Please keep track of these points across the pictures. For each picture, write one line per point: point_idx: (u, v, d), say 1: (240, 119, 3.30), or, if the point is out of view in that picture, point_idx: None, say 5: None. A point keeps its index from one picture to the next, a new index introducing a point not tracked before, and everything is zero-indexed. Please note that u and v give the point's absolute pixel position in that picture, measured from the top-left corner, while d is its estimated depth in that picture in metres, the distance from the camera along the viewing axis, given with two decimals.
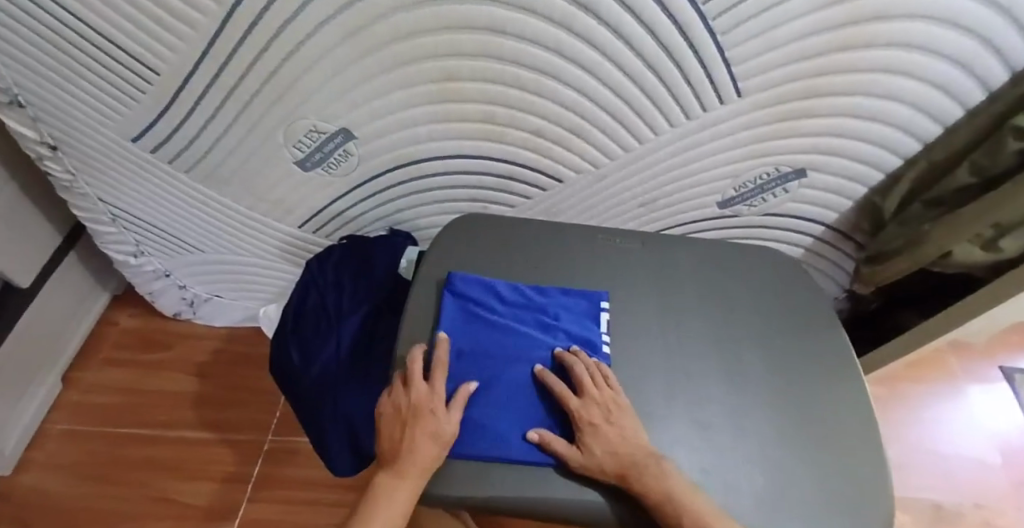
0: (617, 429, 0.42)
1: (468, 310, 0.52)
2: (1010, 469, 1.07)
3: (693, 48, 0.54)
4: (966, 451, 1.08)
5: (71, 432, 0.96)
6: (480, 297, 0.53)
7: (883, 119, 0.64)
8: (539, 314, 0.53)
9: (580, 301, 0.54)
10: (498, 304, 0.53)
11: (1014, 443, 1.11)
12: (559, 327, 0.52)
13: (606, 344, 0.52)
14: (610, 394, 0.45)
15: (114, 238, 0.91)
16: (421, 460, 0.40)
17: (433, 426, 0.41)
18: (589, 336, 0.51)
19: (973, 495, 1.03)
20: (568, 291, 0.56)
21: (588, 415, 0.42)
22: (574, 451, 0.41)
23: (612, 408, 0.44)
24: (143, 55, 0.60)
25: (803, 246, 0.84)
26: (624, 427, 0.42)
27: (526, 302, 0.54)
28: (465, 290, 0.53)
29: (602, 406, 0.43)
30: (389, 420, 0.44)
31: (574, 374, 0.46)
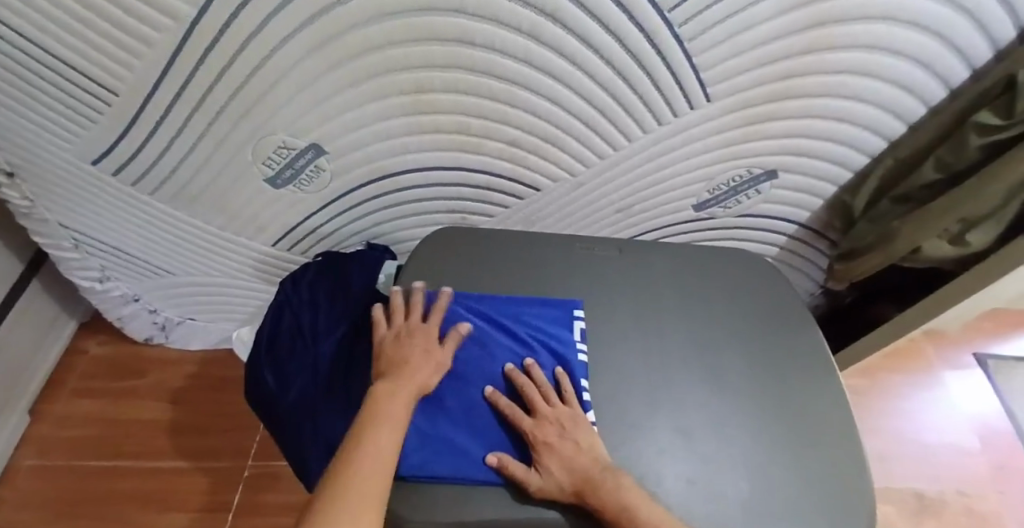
0: (571, 445, 0.41)
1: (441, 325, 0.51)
2: (987, 453, 1.09)
3: (662, 54, 0.55)
4: (945, 438, 1.10)
5: (39, 468, 0.92)
6: (454, 312, 0.52)
7: (850, 119, 0.65)
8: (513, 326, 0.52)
9: (553, 311, 0.54)
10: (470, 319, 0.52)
11: (990, 428, 1.13)
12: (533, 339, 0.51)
13: (582, 354, 0.51)
14: (564, 411, 0.44)
15: (78, 264, 0.87)
16: (420, 375, 0.44)
17: (435, 349, 0.47)
18: (564, 346, 0.51)
19: (953, 482, 1.05)
20: (542, 301, 0.55)
21: (542, 434, 0.42)
22: (531, 474, 0.40)
23: (567, 423, 0.43)
24: (100, 75, 0.58)
25: (778, 245, 0.85)
26: (578, 442, 0.42)
27: (500, 315, 0.53)
28: (440, 304, 0.52)
29: (555, 423, 0.43)
30: (385, 346, 0.48)
31: (527, 395, 0.46)
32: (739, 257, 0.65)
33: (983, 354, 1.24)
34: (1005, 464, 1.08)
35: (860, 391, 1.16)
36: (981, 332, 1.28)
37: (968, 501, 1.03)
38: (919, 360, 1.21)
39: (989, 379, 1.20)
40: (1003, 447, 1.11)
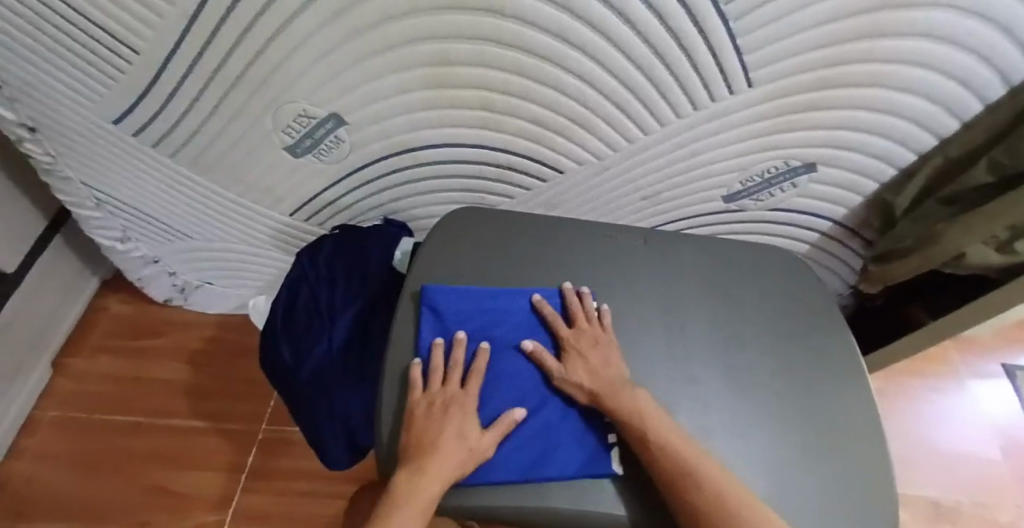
0: (595, 357, 0.46)
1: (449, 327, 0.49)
2: (1009, 466, 1.06)
3: (703, 34, 0.51)
4: (965, 448, 1.07)
5: (63, 420, 0.95)
6: (461, 310, 0.50)
7: (900, 112, 0.61)
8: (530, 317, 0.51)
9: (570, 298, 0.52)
10: (481, 312, 0.50)
11: (1013, 440, 1.10)
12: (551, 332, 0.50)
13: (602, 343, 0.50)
14: (601, 331, 0.49)
15: (100, 223, 0.88)
16: (451, 462, 0.40)
17: (472, 433, 0.42)
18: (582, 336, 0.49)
19: (970, 492, 1.02)
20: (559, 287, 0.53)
21: (576, 341, 0.47)
22: (558, 366, 0.46)
23: (595, 341, 0.48)
24: (119, 33, 0.57)
25: (808, 243, 0.82)
26: (607, 355, 0.47)
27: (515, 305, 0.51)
28: (443, 305, 0.50)
29: (590, 336, 0.48)
30: (421, 416, 0.43)
31: (570, 309, 0.51)
32: (769, 253, 0.62)
33: (1012, 364, 1.20)
34: None
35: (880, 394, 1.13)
36: (1013, 339, 1.23)
37: (984, 512, 1.01)
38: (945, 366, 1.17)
39: (1017, 390, 1.16)
40: None
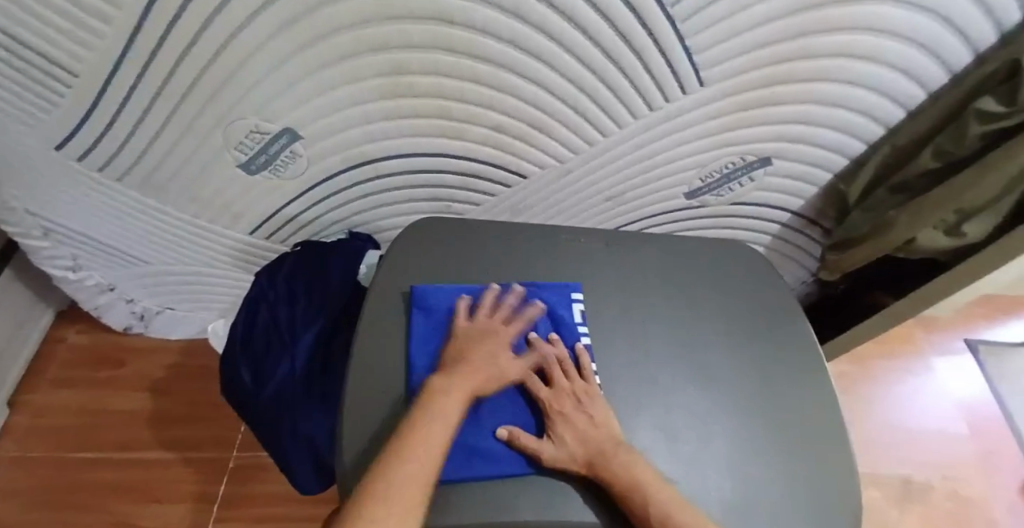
0: (585, 418, 0.43)
1: (440, 325, 0.49)
2: (974, 439, 1.10)
3: (654, 35, 0.52)
4: (933, 425, 1.11)
5: (19, 460, 0.90)
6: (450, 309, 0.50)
7: (847, 104, 0.62)
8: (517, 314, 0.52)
9: (552, 295, 0.53)
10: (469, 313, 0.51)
11: (978, 414, 1.14)
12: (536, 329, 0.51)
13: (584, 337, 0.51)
14: (583, 385, 0.46)
15: (49, 253, 0.84)
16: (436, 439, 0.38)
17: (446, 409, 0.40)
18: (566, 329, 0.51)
19: (939, 468, 1.06)
20: (541, 287, 0.54)
21: (557, 403, 0.44)
22: (545, 443, 0.41)
23: (584, 397, 0.45)
24: (55, 55, 0.54)
25: (769, 235, 0.83)
26: (593, 416, 0.43)
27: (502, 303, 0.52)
28: (433, 303, 0.50)
29: (572, 395, 0.45)
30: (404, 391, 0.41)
31: (546, 365, 0.47)
32: (729, 247, 0.63)
33: (973, 340, 1.24)
34: (991, 450, 1.09)
35: (849, 376, 1.16)
36: (971, 317, 1.28)
37: (953, 488, 1.04)
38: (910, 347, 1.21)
39: (979, 366, 1.21)
40: (990, 433, 1.11)
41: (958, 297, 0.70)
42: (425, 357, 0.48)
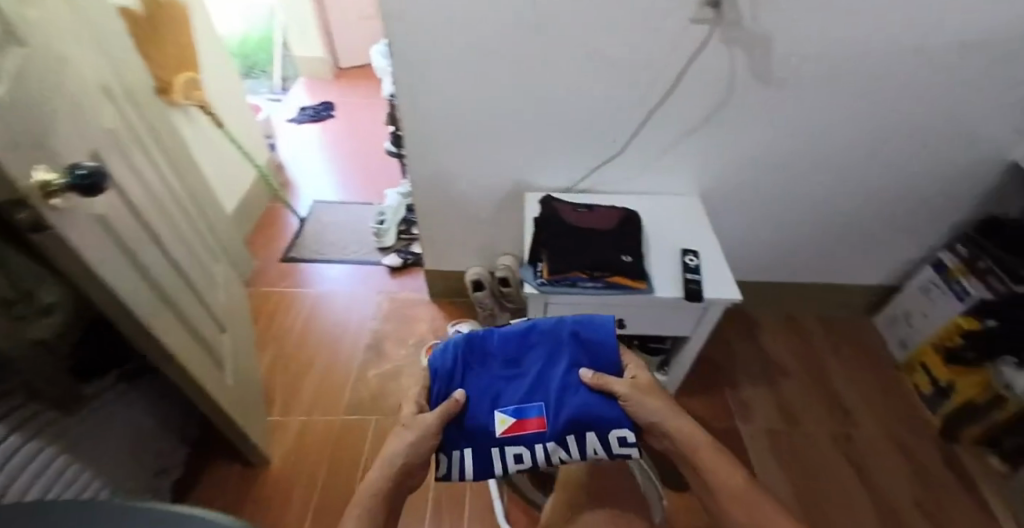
0: (647, 419, 0.59)
1: (519, 344, 0.66)
2: (353, 286, 1.45)
3: None
4: (339, 309, 1.40)
5: None
6: (508, 349, 0.66)
7: None
8: (517, 350, 0.65)
9: (492, 340, 0.66)
10: (513, 336, 0.66)
11: (338, 275, 1.49)
12: (533, 345, 0.66)
13: (516, 346, 0.65)
14: (659, 397, 0.61)
15: None
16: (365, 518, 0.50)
17: (392, 506, 0.54)
18: (518, 348, 0.65)
19: (368, 316, 1.38)
20: (494, 333, 0.67)
21: (642, 403, 0.60)
22: (642, 409, 0.59)
23: (669, 412, 0.59)
24: None
25: (2, 470, 0.63)
26: (669, 421, 0.58)
27: (515, 337, 0.66)
28: (494, 341, 0.66)
29: (650, 404, 0.60)
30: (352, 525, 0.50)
31: (613, 380, 0.61)
32: None
33: (286, 255, 1.54)
34: (362, 279, 1.48)
35: (277, 360, 1.28)
36: (269, 246, 1.56)
37: (382, 313, 1.38)
38: (277, 302, 1.42)
39: (305, 261, 1.53)
40: (352, 274, 1.49)
41: (160, 307, 0.78)
42: (480, 444, 0.60)
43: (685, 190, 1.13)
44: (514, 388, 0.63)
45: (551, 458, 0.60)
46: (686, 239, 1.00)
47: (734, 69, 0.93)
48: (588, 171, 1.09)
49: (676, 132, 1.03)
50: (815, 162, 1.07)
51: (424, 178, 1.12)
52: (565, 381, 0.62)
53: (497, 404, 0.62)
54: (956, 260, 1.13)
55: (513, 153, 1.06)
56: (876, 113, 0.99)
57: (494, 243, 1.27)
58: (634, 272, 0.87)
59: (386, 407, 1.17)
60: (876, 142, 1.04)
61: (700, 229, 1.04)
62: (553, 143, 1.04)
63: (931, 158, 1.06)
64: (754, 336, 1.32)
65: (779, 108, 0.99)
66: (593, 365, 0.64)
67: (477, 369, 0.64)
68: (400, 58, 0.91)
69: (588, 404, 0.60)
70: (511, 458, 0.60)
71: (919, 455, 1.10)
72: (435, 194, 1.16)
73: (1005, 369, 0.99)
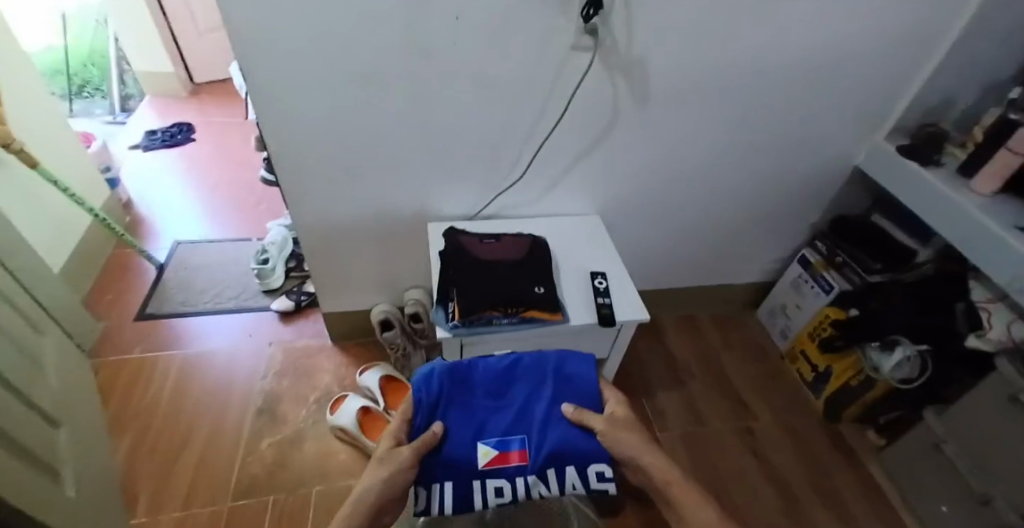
0: (624, 452, 0.67)
1: (502, 381, 0.74)
2: (232, 340, 1.25)
3: None
4: (218, 369, 1.19)
5: None
6: (494, 383, 0.74)
7: None
8: (502, 384, 0.74)
9: (479, 374, 0.74)
10: (500, 370, 0.75)
11: (213, 328, 1.26)
12: (517, 381, 0.75)
13: (499, 380, 0.74)
14: (631, 432, 0.69)
15: None
16: None
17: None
18: (502, 382, 0.74)
19: (255, 373, 1.19)
20: (481, 365, 0.75)
21: (618, 439, 0.67)
22: (621, 445, 0.67)
23: (642, 447, 0.67)
24: None
25: None
26: (639, 456, 0.66)
27: (500, 372, 0.75)
28: (480, 376, 0.74)
29: (624, 440, 0.67)
30: None
31: (590, 417, 0.70)
32: None
33: (141, 311, 1.27)
34: (242, 329, 1.27)
35: (138, 446, 1.04)
36: (118, 302, 1.29)
37: (272, 367, 1.20)
38: (134, 371, 1.16)
39: (168, 316, 1.27)
40: (229, 325, 1.28)
41: None
42: (461, 474, 0.67)
43: (586, 209, 1.12)
44: (496, 421, 0.71)
45: (529, 491, 0.67)
46: (592, 261, 1.00)
47: (616, 96, 0.92)
48: (490, 197, 1.03)
49: (569, 156, 1.00)
50: (698, 176, 1.12)
51: (305, 214, 0.99)
52: (542, 417, 0.71)
53: (483, 436, 0.70)
54: (818, 256, 1.26)
55: (403, 183, 0.97)
56: (745, 130, 1.05)
57: (395, 277, 1.15)
58: (548, 304, 0.83)
59: (286, 482, 1.01)
60: (747, 155, 1.11)
61: (603, 248, 1.04)
62: (445, 170, 0.97)
63: (794, 166, 1.16)
64: (661, 339, 1.39)
65: (662, 130, 1.00)
66: (569, 401, 0.73)
67: (466, 402, 0.72)
68: (256, 85, 0.78)
69: (565, 438, 0.69)
70: (493, 491, 0.67)
71: (807, 437, 1.23)
72: (319, 231, 1.03)
73: (870, 353, 1.10)
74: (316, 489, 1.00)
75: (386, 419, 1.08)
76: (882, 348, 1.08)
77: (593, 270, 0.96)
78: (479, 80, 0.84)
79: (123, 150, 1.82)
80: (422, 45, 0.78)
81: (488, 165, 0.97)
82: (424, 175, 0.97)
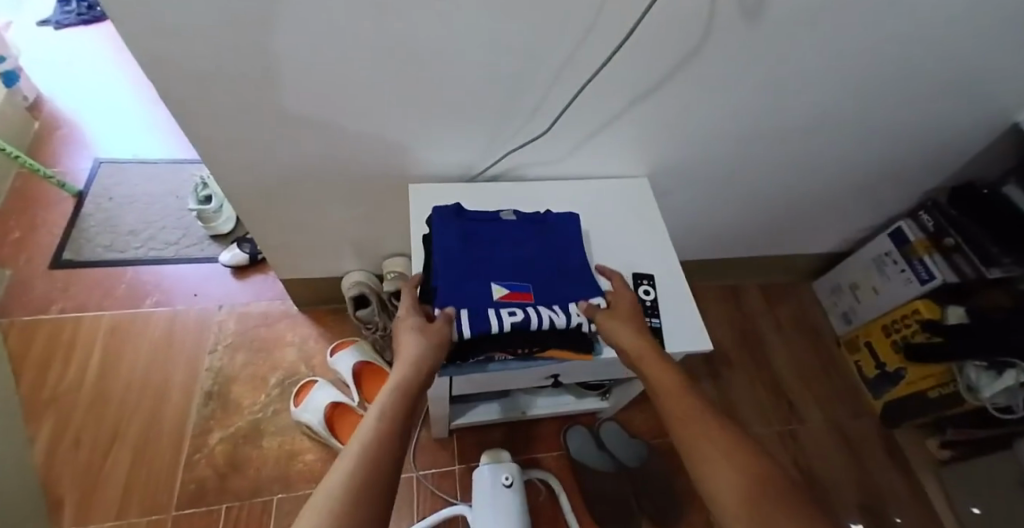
0: (604, 325, 0.57)
1: (508, 230, 0.66)
2: (176, 297, 1.01)
3: None
4: (160, 334, 0.97)
5: None
6: (497, 228, 0.66)
7: None
8: (508, 228, 0.66)
9: (483, 220, 0.66)
10: (506, 220, 0.67)
11: (151, 281, 1.02)
12: (525, 228, 0.66)
13: (505, 227, 0.66)
14: (621, 303, 0.61)
15: None
16: (404, 376, 0.48)
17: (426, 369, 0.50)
18: (510, 227, 0.66)
19: (203, 344, 0.97)
20: (485, 213, 0.67)
21: (614, 308, 0.59)
22: (607, 321, 0.57)
23: (629, 322, 0.57)
24: None
25: None
26: (626, 329, 0.56)
27: (505, 220, 0.67)
28: (483, 220, 0.66)
29: (618, 310, 0.59)
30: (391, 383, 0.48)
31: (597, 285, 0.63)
32: None
33: (55, 257, 1.02)
34: (186, 284, 1.03)
35: (59, 435, 0.86)
36: (25, 245, 1.03)
37: (224, 337, 0.98)
38: (52, 336, 0.95)
39: (90, 263, 1.02)
40: (169, 277, 1.03)
41: None
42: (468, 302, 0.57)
43: (627, 168, 0.81)
44: (502, 257, 0.63)
45: (543, 317, 0.58)
46: (636, 251, 0.72)
47: (713, 11, 0.57)
48: (502, 153, 0.73)
49: (621, 99, 0.68)
50: (790, 127, 0.80)
51: (232, 167, 0.69)
52: (548, 259, 0.64)
53: (490, 271, 0.61)
54: (920, 234, 1.00)
55: (372, 130, 0.66)
56: (882, 69, 0.71)
57: (373, 242, 0.88)
58: (575, 339, 0.60)
59: (239, 488, 0.84)
60: (869, 102, 0.77)
61: (650, 225, 0.75)
62: (433, 113, 0.65)
63: (926, 117, 0.83)
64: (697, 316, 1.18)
65: (764, 65, 0.66)
66: (575, 250, 0.66)
67: (471, 243, 0.63)
68: None
69: (570, 286, 0.62)
70: (505, 313, 0.57)
71: (858, 442, 1.07)
72: (260, 187, 0.74)
73: (970, 372, 0.91)
74: (278, 496, 0.84)
75: (361, 415, 0.89)
76: (988, 368, 0.88)
77: (637, 270, 0.69)
78: None
79: (28, 26, 1.41)
80: None
81: (500, 107, 0.65)
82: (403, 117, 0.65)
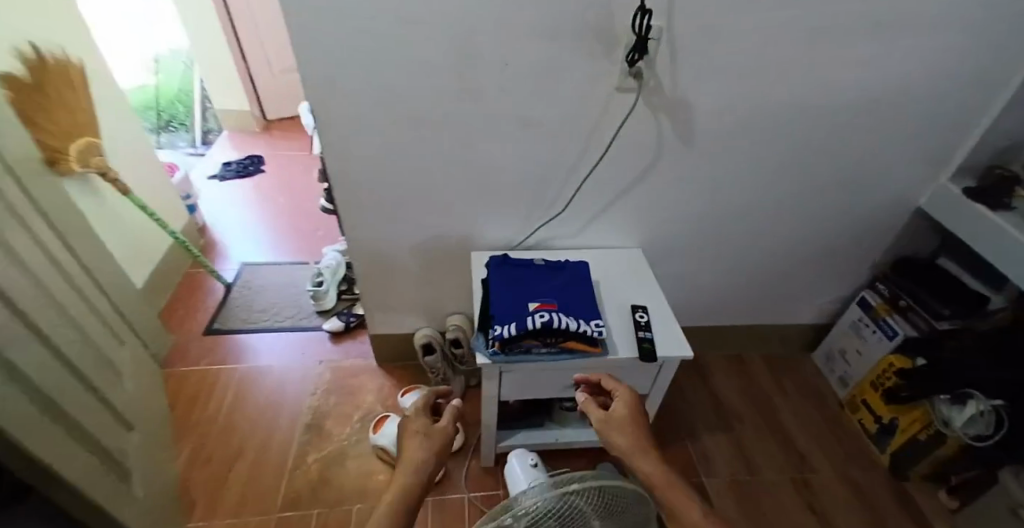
0: (614, 440, 0.63)
1: (540, 272, 0.95)
2: (288, 356, 1.33)
3: None
4: (275, 381, 1.27)
5: None
6: (533, 270, 0.96)
7: None
8: (540, 270, 0.96)
9: (523, 266, 0.96)
10: (539, 266, 0.97)
11: (272, 344, 1.35)
12: (552, 271, 0.96)
13: (539, 270, 0.96)
14: (626, 408, 0.68)
15: None
16: (419, 452, 0.60)
17: (436, 447, 0.62)
18: (542, 270, 0.96)
19: (306, 389, 1.25)
20: (525, 262, 0.98)
21: (620, 414, 0.67)
22: (613, 433, 0.64)
23: (635, 435, 0.63)
24: None
25: None
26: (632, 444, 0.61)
27: (538, 266, 0.97)
28: (523, 265, 0.96)
29: (624, 417, 0.66)
30: (407, 457, 0.60)
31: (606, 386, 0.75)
32: None
33: (209, 325, 1.39)
34: (296, 346, 1.35)
35: (196, 452, 1.12)
36: (188, 317, 1.41)
37: (322, 384, 1.26)
38: (199, 380, 1.26)
39: (230, 331, 1.38)
40: (285, 341, 1.36)
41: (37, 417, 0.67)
42: (513, 314, 0.84)
43: (625, 245, 1.14)
44: (536, 287, 0.91)
45: (564, 321, 0.83)
46: (633, 294, 1.00)
47: (661, 134, 0.95)
48: (535, 232, 1.08)
49: (612, 193, 1.04)
50: (742, 214, 1.12)
51: (360, 241, 1.06)
52: (568, 289, 0.92)
53: (528, 294, 0.89)
54: (879, 299, 1.23)
55: (453, 215, 1.04)
56: (792, 170, 1.05)
57: (441, 303, 1.20)
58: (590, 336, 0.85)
59: (327, 498, 1.04)
60: (795, 194, 1.10)
61: (644, 279, 1.04)
62: (491, 203, 1.02)
63: (845, 206, 1.14)
64: (707, 381, 1.37)
65: (705, 167, 1.02)
66: (587, 283, 0.94)
67: (516, 279, 0.92)
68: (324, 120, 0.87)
69: (584, 307, 0.89)
70: (538, 318, 0.83)
71: (874, 494, 1.15)
72: (374, 256, 1.10)
73: (941, 407, 1.04)
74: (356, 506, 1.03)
75: None
76: (953, 401, 1.02)
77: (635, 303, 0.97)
78: (526, 118, 0.89)
79: (203, 180, 2.01)
80: (476, 89, 0.85)
81: (534, 198, 1.02)
82: (471, 205, 1.02)
